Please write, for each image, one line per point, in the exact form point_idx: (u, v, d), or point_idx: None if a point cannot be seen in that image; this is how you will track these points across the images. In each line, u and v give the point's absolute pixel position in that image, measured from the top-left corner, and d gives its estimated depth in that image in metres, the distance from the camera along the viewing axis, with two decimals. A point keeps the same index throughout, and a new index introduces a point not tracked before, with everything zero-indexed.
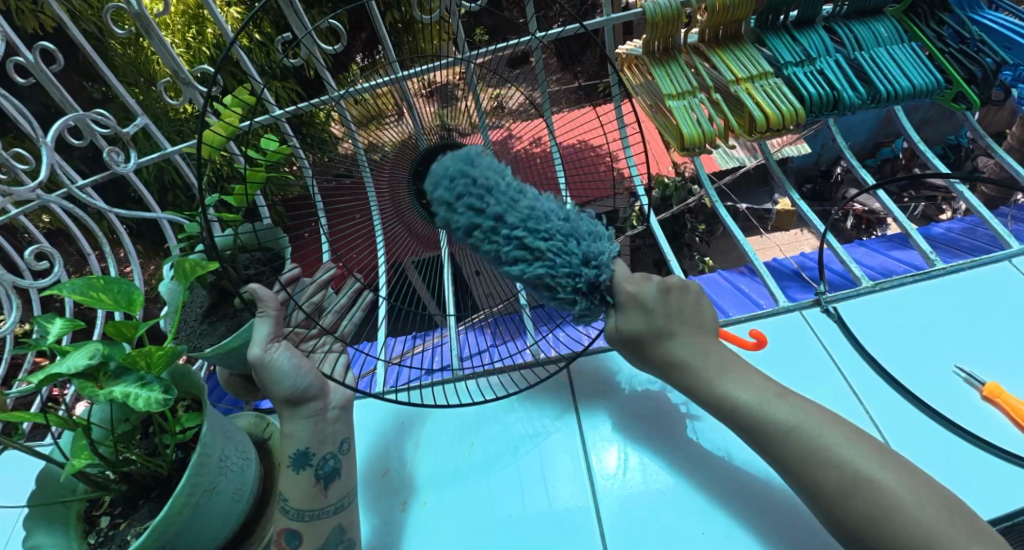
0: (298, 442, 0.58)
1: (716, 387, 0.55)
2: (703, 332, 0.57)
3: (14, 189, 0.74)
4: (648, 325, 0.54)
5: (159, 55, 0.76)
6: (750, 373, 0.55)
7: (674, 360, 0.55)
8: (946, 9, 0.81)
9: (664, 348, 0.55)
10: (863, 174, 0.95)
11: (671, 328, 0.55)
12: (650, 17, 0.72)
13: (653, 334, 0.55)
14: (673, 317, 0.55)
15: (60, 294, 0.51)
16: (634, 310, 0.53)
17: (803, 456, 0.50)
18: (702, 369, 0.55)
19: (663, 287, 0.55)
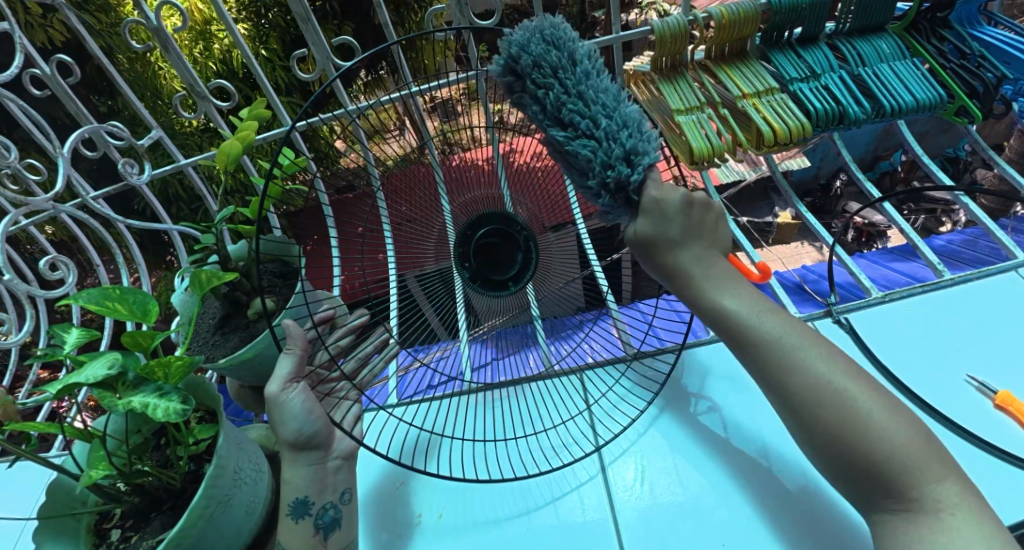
0: (298, 490, 0.56)
1: (709, 295, 0.53)
2: (712, 247, 0.56)
3: (29, 199, 0.74)
4: (661, 232, 0.52)
5: (176, 69, 0.77)
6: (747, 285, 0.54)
7: (676, 266, 0.54)
8: (945, 25, 0.83)
9: (671, 255, 0.54)
10: (868, 187, 0.96)
11: (683, 239, 0.54)
12: (658, 34, 0.73)
13: (664, 242, 0.53)
14: (690, 229, 0.54)
15: (76, 305, 0.52)
16: (654, 215, 0.52)
17: (790, 365, 0.49)
18: (700, 278, 0.54)
19: (686, 201, 0.54)
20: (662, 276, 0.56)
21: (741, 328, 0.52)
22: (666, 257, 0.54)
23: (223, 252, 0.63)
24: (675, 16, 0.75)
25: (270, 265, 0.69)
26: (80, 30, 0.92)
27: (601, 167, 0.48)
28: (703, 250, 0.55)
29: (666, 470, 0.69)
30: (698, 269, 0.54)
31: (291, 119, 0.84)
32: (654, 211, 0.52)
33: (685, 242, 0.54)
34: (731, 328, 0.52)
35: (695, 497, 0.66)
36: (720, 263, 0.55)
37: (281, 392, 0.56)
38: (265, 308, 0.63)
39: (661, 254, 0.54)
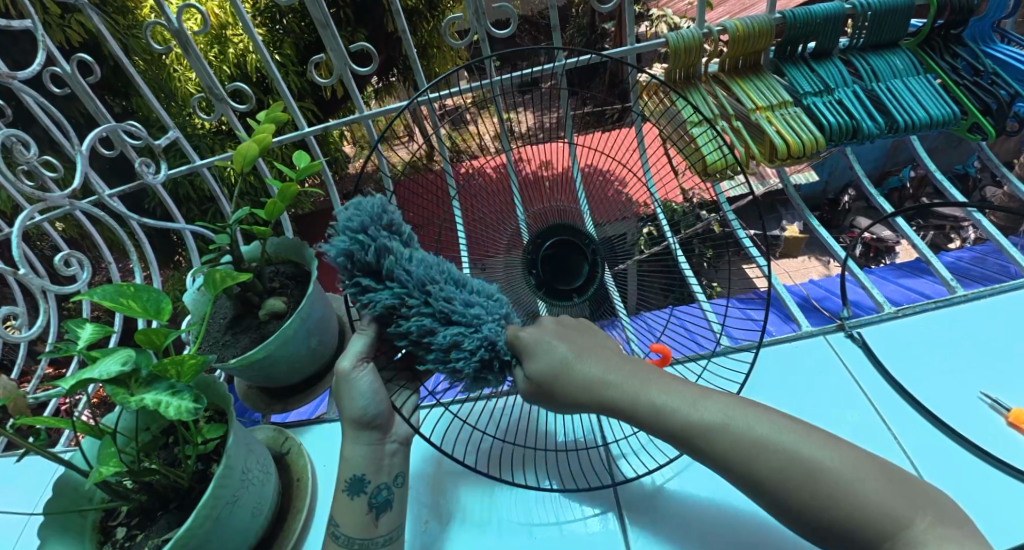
0: (355, 466, 0.58)
1: (645, 399, 0.51)
2: (603, 349, 0.55)
3: (47, 195, 0.75)
4: (557, 368, 0.52)
5: (195, 71, 0.78)
6: (651, 373, 0.53)
7: (581, 383, 0.52)
8: (959, 42, 0.83)
9: (572, 376, 0.52)
10: (881, 202, 0.95)
11: (573, 357, 0.52)
12: (673, 46, 0.74)
13: (556, 376, 0.52)
14: (574, 351, 0.53)
15: (90, 301, 0.52)
16: (543, 355, 0.52)
17: (723, 438, 0.48)
18: (622, 398, 0.52)
19: (558, 323, 0.56)
20: (573, 402, 0.53)
21: (684, 434, 0.49)
22: (570, 380, 0.52)
23: (236, 252, 0.64)
24: (689, 29, 0.75)
25: (282, 266, 0.70)
26: (103, 30, 0.94)
27: (473, 349, 0.50)
28: (587, 351, 0.53)
29: (690, 476, 0.70)
30: (608, 373, 0.52)
31: (307, 123, 0.85)
32: (541, 346, 0.53)
33: (574, 353, 0.53)
34: (667, 432, 0.50)
35: (711, 507, 0.66)
36: (617, 364, 0.53)
37: (352, 369, 0.56)
38: (275, 309, 0.64)
39: (564, 382, 0.52)
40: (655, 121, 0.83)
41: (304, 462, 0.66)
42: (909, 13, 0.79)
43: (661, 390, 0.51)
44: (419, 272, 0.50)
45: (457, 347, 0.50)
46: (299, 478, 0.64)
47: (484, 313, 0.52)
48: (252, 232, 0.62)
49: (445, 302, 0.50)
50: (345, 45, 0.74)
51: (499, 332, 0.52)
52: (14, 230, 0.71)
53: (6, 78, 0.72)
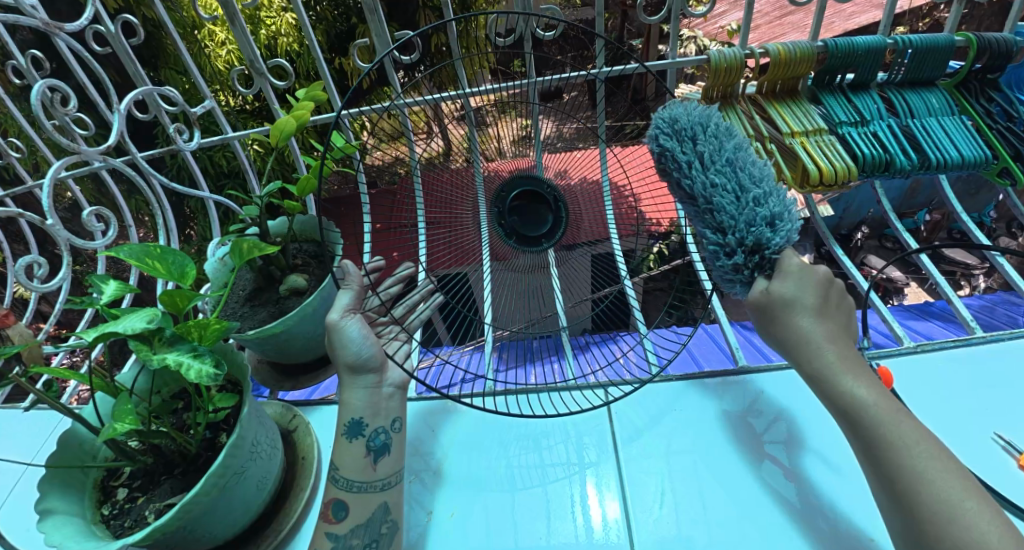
0: (355, 410, 0.59)
1: (840, 381, 0.51)
2: (841, 331, 0.54)
3: (81, 149, 0.76)
4: (787, 292, 0.52)
5: (239, 45, 0.79)
6: (843, 344, 0.53)
7: (803, 335, 0.52)
8: (995, 87, 0.84)
9: (788, 321, 0.53)
10: (905, 239, 0.95)
11: (803, 301, 0.52)
12: (713, 65, 0.75)
13: (783, 304, 0.52)
14: (818, 301, 0.53)
15: (116, 258, 0.52)
16: (779, 279, 0.52)
17: (872, 413, 0.49)
18: (832, 358, 0.52)
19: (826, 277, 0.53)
20: (783, 345, 0.54)
21: (845, 398, 0.51)
22: (789, 327, 0.53)
23: (264, 224, 0.64)
24: (732, 49, 0.76)
25: (306, 246, 0.71)
26: None
27: (745, 230, 0.50)
28: (826, 315, 0.53)
29: (705, 495, 0.67)
30: (830, 344, 0.52)
31: (343, 105, 0.86)
32: (789, 274, 0.52)
33: (814, 313, 0.52)
34: (820, 381, 0.52)
35: (721, 529, 0.63)
36: (823, 318, 0.53)
37: (341, 318, 0.59)
38: (296, 286, 0.64)
39: (782, 317, 0.53)
40: None
41: (310, 442, 0.65)
42: (950, 54, 0.79)
43: (864, 386, 0.51)
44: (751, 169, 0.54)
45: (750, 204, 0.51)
46: (303, 457, 0.64)
47: (785, 216, 0.50)
48: (280, 207, 0.63)
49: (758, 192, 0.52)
50: (390, 32, 0.75)
51: (788, 233, 0.51)
52: (44, 181, 0.72)
53: (53, 29, 0.72)
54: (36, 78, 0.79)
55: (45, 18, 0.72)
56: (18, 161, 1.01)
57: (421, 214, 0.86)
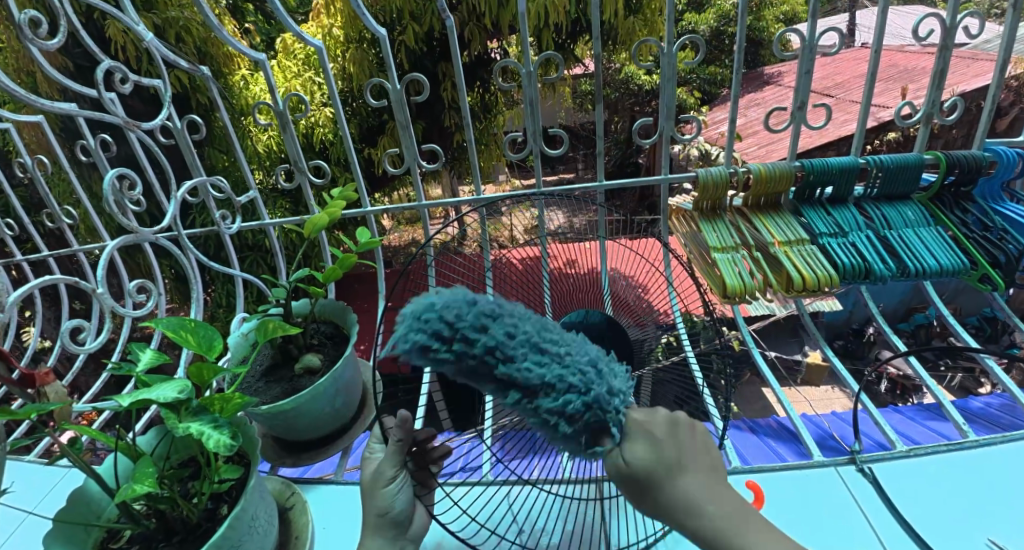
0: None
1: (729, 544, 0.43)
2: (713, 471, 0.47)
3: (137, 227, 0.85)
4: (655, 457, 0.45)
5: (287, 146, 0.92)
6: (719, 479, 0.47)
7: (683, 504, 0.45)
8: (969, 199, 0.91)
9: (663, 490, 0.45)
10: (893, 339, 1.00)
11: (677, 463, 0.45)
12: (701, 181, 0.85)
13: (658, 470, 0.45)
14: (681, 457, 0.46)
15: (155, 329, 0.58)
16: (641, 444, 0.45)
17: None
18: (710, 518, 0.44)
19: (672, 420, 0.47)
20: (664, 517, 0.46)
21: None
22: (667, 491, 0.45)
23: (289, 306, 0.70)
24: (718, 168, 0.87)
25: (325, 327, 0.77)
26: (217, 101, 1.11)
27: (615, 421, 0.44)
28: (687, 463, 0.46)
29: None
30: (714, 500, 0.45)
31: (370, 203, 0.95)
32: (636, 431, 0.46)
33: (692, 469, 0.46)
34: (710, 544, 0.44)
35: None
36: (702, 463, 0.47)
37: (394, 476, 0.58)
38: (310, 364, 0.69)
39: (651, 490, 0.45)
40: (682, 241, 0.92)
41: (305, 521, 0.65)
42: (920, 172, 0.87)
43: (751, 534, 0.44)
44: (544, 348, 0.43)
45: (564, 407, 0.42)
46: (298, 537, 0.64)
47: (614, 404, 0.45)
48: (305, 292, 0.69)
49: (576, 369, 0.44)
50: (418, 144, 0.86)
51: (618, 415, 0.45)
52: (101, 254, 0.80)
53: (131, 126, 0.85)
54: (106, 163, 0.90)
55: (125, 116, 0.84)
56: (70, 229, 1.10)
57: (433, 297, 0.94)
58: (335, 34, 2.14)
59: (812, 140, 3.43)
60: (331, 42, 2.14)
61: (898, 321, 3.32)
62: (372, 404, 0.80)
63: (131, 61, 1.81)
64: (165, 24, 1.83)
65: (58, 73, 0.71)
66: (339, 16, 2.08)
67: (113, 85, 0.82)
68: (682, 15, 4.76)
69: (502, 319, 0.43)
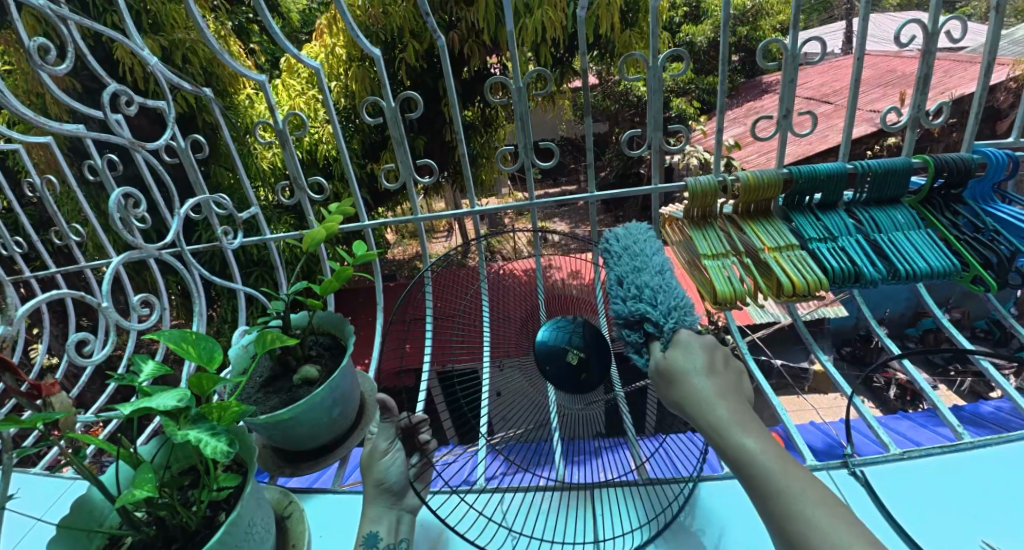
0: (372, 524, 0.63)
1: (731, 435, 0.49)
2: (739, 393, 0.54)
3: (142, 243, 0.87)
4: (686, 357, 0.55)
5: (287, 163, 0.94)
6: (727, 389, 0.53)
7: (695, 396, 0.52)
8: (959, 200, 0.92)
9: (687, 384, 0.53)
10: (889, 343, 1.00)
11: (697, 366, 0.54)
12: (691, 190, 0.86)
13: (682, 368, 0.54)
14: (710, 363, 0.55)
15: (158, 341, 0.60)
16: (676, 352, 0.56)
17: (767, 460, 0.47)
18: (722, 414, 0.51)
19: (712, 344, 0.57)
20: (683, 410, 0.54)
21: (746, 464, 0.47)
22: (685, 384, 0.54)
23: (287, 318, 0.72)
24: (707, 176, 0.88)
25: (323, 339, 0.79)
26: (220, 121, 1.14)
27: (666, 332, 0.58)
28: (719, 375, 0.54)
29: None
30: (721, 401, 0.52)
31: (368, 216, 0.97)
32: (682, 343, 0.56)
33: (706, 373, 0.54)
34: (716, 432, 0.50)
35: None
36: (727, 376, 0.55)
37: (387, 448, 0.66)
38: (308, 375, 0.70)
39: (677, 382, 0.54)
40: (674, 250, 0.93)
41: (302, 530, 0.66)
42: (909, 175, 0.88)
43: (756, 438, 0.49)
44: (638, 281, 0.63)
45: (642, 318, 0.61)
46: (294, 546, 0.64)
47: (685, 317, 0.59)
48: (304, 304, 0.71)
49: (654, 292, 0.61)
50: (414, 159, 0.88)
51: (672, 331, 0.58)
52: (108, 270, 0.82)
53: (136, 146, 0.87)
54: (112, 182, 0.93)
55: (130, 136, 0.87)
56: (77, 246, 1.13)
57: (429, 309, 0.96)
58: (337, 53, 2.19)
59: (812, 146, 3.44)
60: (333, 61, 2.19)
61: (905, 326, 3.29)
62: (371, 415, 0.81)
63: (138, 82, 1.85)
64: (172, 46, 1.90)
65: (67, 97, 0.74)
66: (341, 35, 2.13)
67: (119, 107, 0.85)
68: (680, 26, 4.83)
69: (631, 268, 0.66)
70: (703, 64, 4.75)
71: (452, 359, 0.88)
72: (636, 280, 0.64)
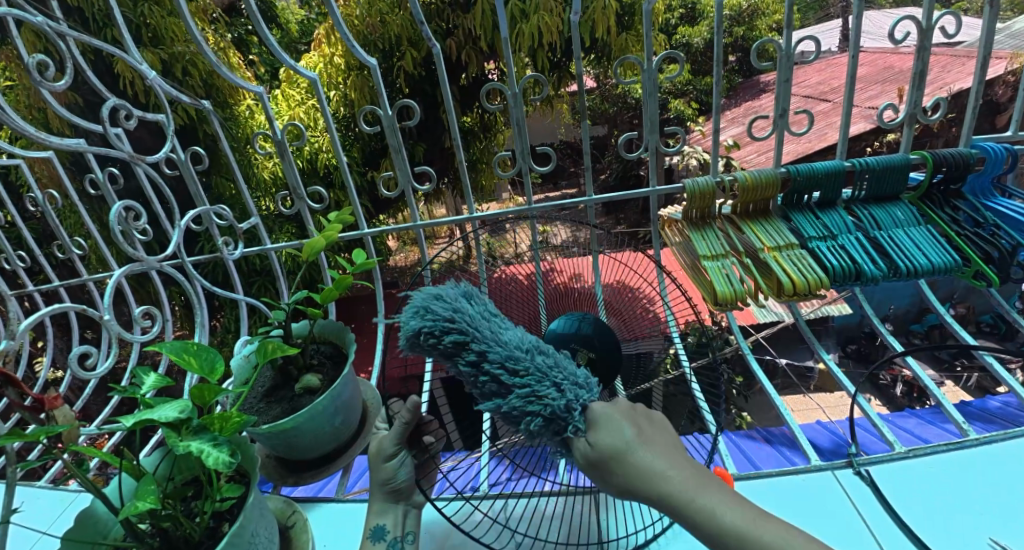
0: (379, 516, 0.65)
1: (694, 503, 0.44)
2: (664, 438, 0.49)
3: (143, 256, 0.87)
4: (614, 441, 0.47)
5: (286, 173, 0.94)
6: (669, 449, 0.48)
7: (643, 475, 0.46)
8: (958, 196, 0.91)
9: (630, 463, 0.47)
10: (892, 339, 1.00)
11: (627, 440, 0.47)
12: (689, 191, 0.86)
13: (613, 455, 0.47)
14: (636, 428, 0.48)
15: (159, 352, 0.60)
16: (609, 429, 0.48)
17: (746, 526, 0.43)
18: (673, 481, 0.46)
19: (631, 405, 0.51)
20: (631, 494, 0.47)
21: (718, 539, 0.43)
22: (628, 464, 0.47)
23: (288, 327, 0.72)
24: (705, 177, 0.88)
25: (325, 347, 0.79)
26: (219, 132, 1.14)
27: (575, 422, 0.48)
28: (651, 441, 0.48)
29: None
30: (672, 471, 0.46)
31: (367, 224, 0.97)
32: (602, 420, 0.48)
33: (644, 444, 0.47)
34: (669, 505, 0.45)
35: None
36: (645, 432, 0.49)
37: (393, 452, 0.65)
38: (310, 384, 0.70)
39: (620, 467, 0.47)
40: (674, 251, 0.93)
41: (306, 538, 0.66)
42: (907, 171, 0.88)
43: (717, 499, 0.45)
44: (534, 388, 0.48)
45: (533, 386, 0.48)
46: None
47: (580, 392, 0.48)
48: (304, 313, 0.70)
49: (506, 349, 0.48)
50: (412, 166, 0.88)
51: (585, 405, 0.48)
52: (110, 283, 0.82)
53: (136, 159, 0.88)
54: (113, 195, 0.93)
55: (130, 150, 0.87)
56: (79, 259, 1.13)
57: None
58: (336, 62, 2.20)
59: (812, 145, 3.43)
60: (332, 70, 2.20)
61: (910, 323, 3.28)
62: (373, 421, 0.81)
63: (139, 95, 1.87)
64: (172, 60, 1.91)
65: (66, 112, 0.74)
66: (339, 45, 2.14)
67: (118, 121, 0.85)
68: (677, 28, 4.84)
69: (480, 322, 0.50)
70: (701, 66, 4.76)
71: (455, 364, 0.88)
72: (456, 321, 0.50)
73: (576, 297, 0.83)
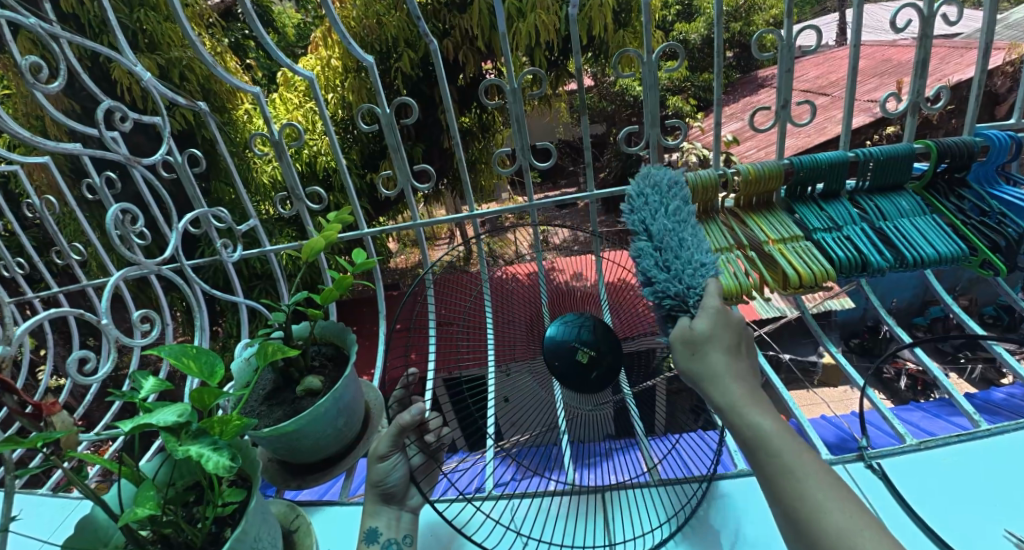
0: (373, 519, 0.64)
1: (741, 408, 0.47)
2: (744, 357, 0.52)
3: (141, 259, 0.86)
4: (712, 328, 0.52)
5: (284, 173, 0.93)
6: (745, 370, 0.51)
7: (714, 373, 0.50)
8: (963, 185, 0.90)
9: (706, 355, 0.51)
10: (899, 331, 0.98)
11: (722, 336, 0.51)
12: (692, 184, 0.85)
13: (705, 340, 0.51)
14: (729, 331, 0.52)
15: (159, 356, 0.59)
16: (704, 322, 0.52)
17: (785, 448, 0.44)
18: (737, 387, 0.49)
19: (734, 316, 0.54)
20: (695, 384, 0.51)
21: (756, 441, 0.46)
22: (705, 355, 0.51)
23: (289, 329, 0.71)
24: (707, 170, 0.87)
25: (326, 349, 0.78)
26: (216, 135, 1.14)
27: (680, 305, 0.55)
28: (738, 350, 0.52)
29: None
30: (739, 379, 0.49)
31: (367, 224, 0.96)
32: (705, 312, 0.53)
33: (730, 350, 0.51)
34: (722, 408, 0.49)
35: None
36: (737, 354, 0.52)
37: (386, 453, 0.63)
38: (312, 386, 0.69)
39: (698, 355, 0.51)
40: None
41: (310, 541, 0.65)
42: (911, 160, 0.87)
43: (772, 419, 0.46)
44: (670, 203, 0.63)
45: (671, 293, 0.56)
46: None
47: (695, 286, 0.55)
48: (304, 314, 0.69)
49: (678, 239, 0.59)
50: (411, 164, 0.87)
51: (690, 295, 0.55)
52: (108, 288, 0.82)
53: (133, 162, 0.87)
54: (111, 199, 0.92)
55: (127, 153, 0.86)
56: (78, 264, 1.13)
57: (432, 314, 0.95)
58: (333, 65, 2.19)
59: (812, 139, 3.42)
60: (330, 72, 2.20)
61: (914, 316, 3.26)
62: (376, 424, 0.80)
63: (137, 100, 1.86)
64: (169, 64, 1.91)
65: (62, 116, 0.74)
66: (336, 47, 2.14)
67: (115, 124, 0.84)
68: (674, 25, 4.83)
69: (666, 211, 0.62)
70: (698, 62, 4.75)
71: (457, 363, 0.87)
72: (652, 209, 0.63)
73: (578, 294, 0.82)
